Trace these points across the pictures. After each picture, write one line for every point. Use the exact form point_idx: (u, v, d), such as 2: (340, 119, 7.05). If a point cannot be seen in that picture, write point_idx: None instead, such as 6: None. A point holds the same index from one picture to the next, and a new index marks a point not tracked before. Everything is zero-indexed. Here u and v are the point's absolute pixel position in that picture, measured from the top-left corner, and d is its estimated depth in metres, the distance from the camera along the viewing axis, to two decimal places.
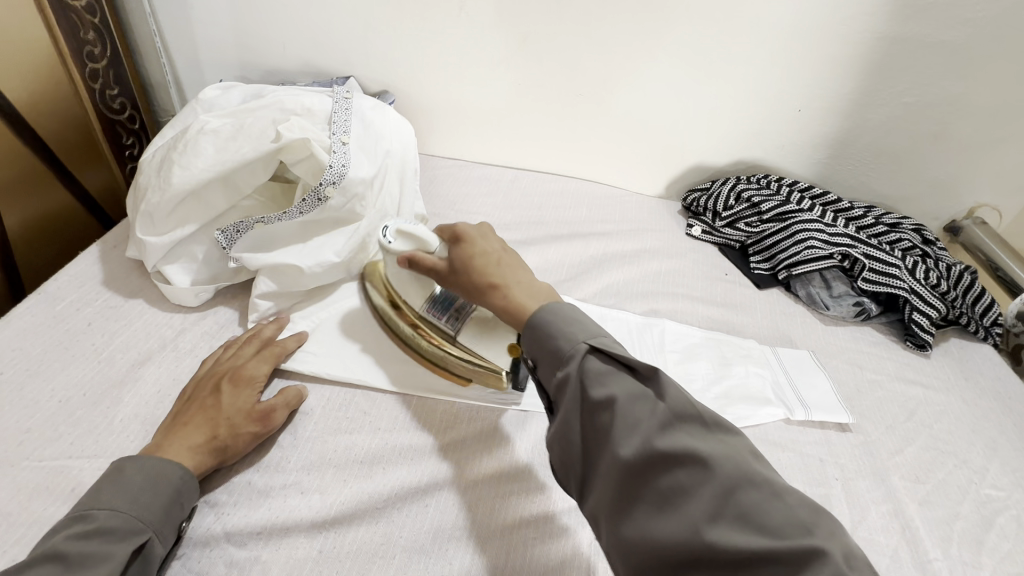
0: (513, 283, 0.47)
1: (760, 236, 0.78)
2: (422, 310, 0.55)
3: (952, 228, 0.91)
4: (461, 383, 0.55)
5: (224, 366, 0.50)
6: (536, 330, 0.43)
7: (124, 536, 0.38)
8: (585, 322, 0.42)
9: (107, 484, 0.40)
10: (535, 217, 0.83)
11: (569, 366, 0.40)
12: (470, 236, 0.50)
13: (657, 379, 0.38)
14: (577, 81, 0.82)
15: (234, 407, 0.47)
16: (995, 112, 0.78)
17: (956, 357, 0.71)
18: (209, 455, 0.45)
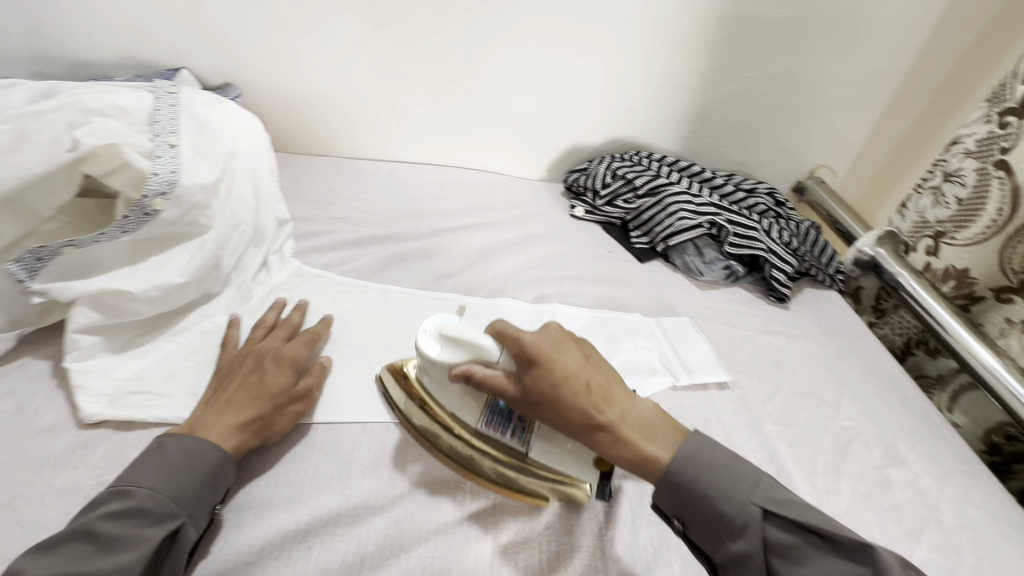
0: (622, 410, 0.42)
1: (637, 211, 0.81)
2: (479, 424, 0.47)
3: (799, 189, 1.01)
4: (534, 505, 0.46)
5: (264, 346, 0.50)
6: (687, 497, 0.40)
7: (158, 519, 0.37)
8: (734, 469, 0.40)
9: (149, 462, 0.40)
10: (417, 211, 0.78)
11: (747, 543, 0.38)
12: (548, 353, 0.42)
13: (856, 555, 0.36)
14: (443, 67, 0.78)
15: (277, 385, 0.47)
16: (822, 83, 0.86)
17: (810, 306, 0.79)
18: (250, 433, 0.44)
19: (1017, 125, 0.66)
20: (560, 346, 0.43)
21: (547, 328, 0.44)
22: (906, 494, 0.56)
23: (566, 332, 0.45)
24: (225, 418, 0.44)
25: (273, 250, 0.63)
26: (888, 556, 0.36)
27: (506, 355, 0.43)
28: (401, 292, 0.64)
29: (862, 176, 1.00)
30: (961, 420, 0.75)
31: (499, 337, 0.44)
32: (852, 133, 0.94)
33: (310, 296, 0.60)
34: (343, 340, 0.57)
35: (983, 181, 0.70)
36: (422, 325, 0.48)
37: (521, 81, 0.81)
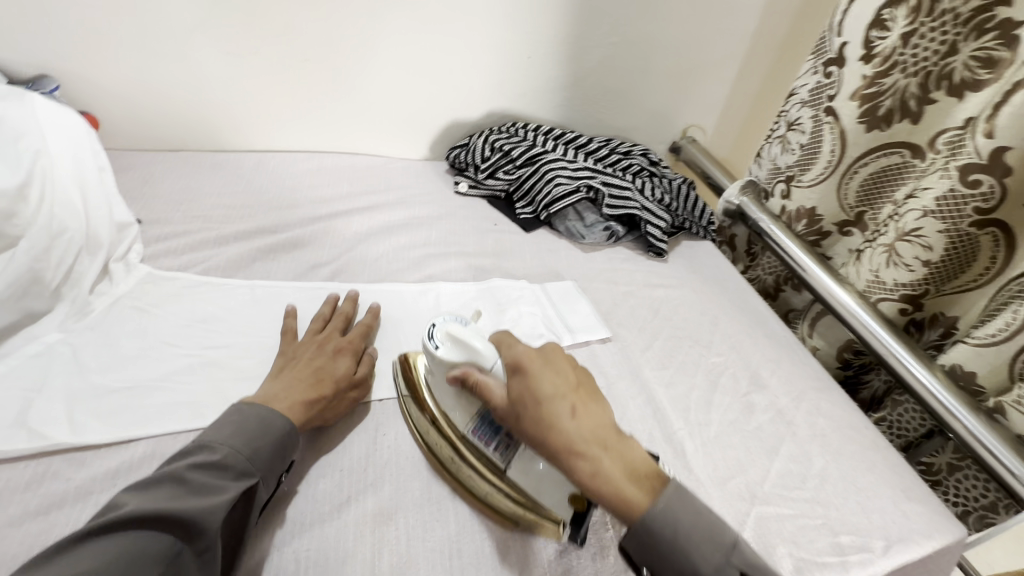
0: (611, 447, 0.37)
1: (519, 181, 0.82)
2: (466, 429, 0.46)
3: (674, 149, 1.07)
4: (503, 523, 0.45)
5: (327, 336, 0.53)
6: (642, 540, 0.35)
7: (238, 474, 0.40)
8: (676, 497, 0.35)
9: (227, 423, 0.43)
10: (288, 201, 0.74)
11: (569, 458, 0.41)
12: (535, 365, 0.40)
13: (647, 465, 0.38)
14: (299, 44, 0.75)
15: (338, 371, 0.50)
16: (680, 46, 0.91)
17: (685, 257, 0.84)
18: (315, 410, 0.47)
19: (839, 74, 0.74)
20: (550, 363, 0.41)
21: (546, 345, 0.43)
22: (768, 415, 0.62)
23: (564, 353, 0.42)
24: (292, 396, 0.46)
25: (115, 257, 0.57)
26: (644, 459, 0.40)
27: (501, 363, 0.44)
28: (270, 286, 0.61)
29: (728, 132, 1.08)
30: (820, 343, 0.83)
31: (501, 345, 0.45)
32: (714, 91, 1.00)
33: (164, 301, 0.56)
34: (204, 343, 0.53)
35: (817, 127, 0.78)
36: (431, 322, 0.49)
37: (386, 56, 0.79)
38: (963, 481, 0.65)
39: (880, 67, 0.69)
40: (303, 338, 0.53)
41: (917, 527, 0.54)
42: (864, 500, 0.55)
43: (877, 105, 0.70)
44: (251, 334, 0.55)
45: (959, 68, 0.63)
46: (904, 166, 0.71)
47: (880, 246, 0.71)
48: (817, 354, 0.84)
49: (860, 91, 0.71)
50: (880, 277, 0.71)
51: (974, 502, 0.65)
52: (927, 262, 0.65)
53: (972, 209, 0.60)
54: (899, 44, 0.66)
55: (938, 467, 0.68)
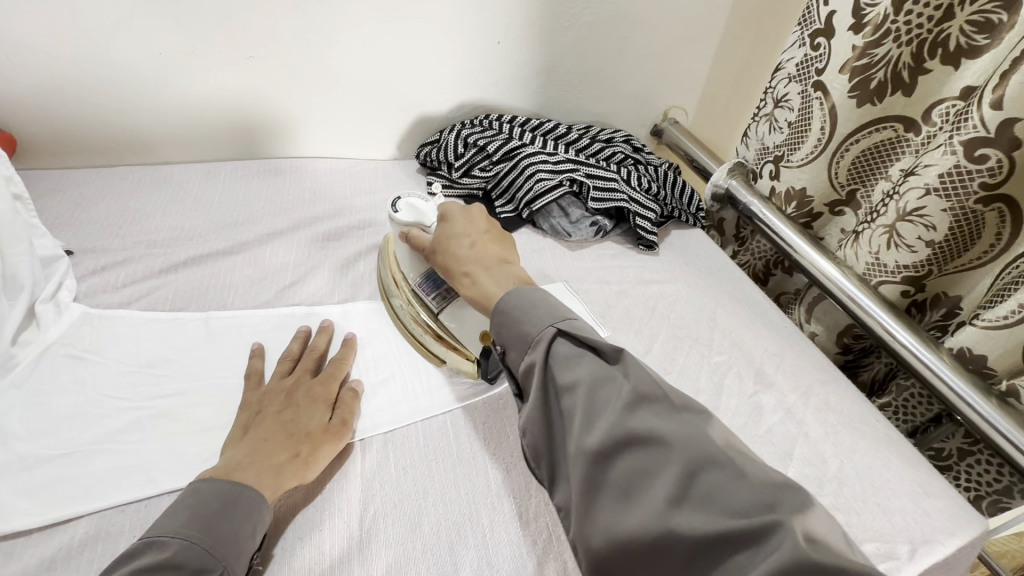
0: (492, 268, 0.49)
1: (497, 178, 0.76)
2: (414, 281, 0.55)
3: (656, 132, 1.02)
4: (437, 363, 0.54)
5: (296, 382, 0.48)
6: (500, 317, 0.43)
7: (193, 572, 0.34)
8: (546, 307, 0.43)
9: (182, 509, 0.37)
10: (245, 215, 0.67)
11: (537, 353, 0.39)
12: (457, 217, 0.53)
13: (622, 363, 0.38)
14: (239, 37, 0.67)
15: (312, 423, 0.44)
16: (658, 22, 0.86)
17: (677, 248, 0.80)
18: (289, 474, 0.41)
19: (827, 46, 0.70)
20: (467, 214, 0.54)
21: (474, 205, 0.55)
22: (777, 416, 0.59)
23: (484, 212, 0.55)
24: (257, 462, 0.41)
25: (42, 298, 0.50)
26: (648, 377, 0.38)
27: (438, 220, 0.54)
28: (227, 316, 0.54)
29: (710, 112, 1.03)
30: (818, 329, 0.80)
31: (440, 211, 0.55)
32: (694, 69, 0.95)
33: (104, 345, 0.49)
34: (153, 391, 0.47)
35: (806, 103, 0.74)
36: (397, 195, 0.57)
37: (340, 47, 0.72)
38: (976, 465, 0.63)
39: (871, 36, 0.64)
40: (271, 385, 0.48)
41: (940, 525, 0.51)
42: (883, 501, 0.52)
43: (869, 78, 0.67)
44: (208, 375, 0.49)
45: (953, 35, 0.60)
46: (897, 140, 0.68)
47: (879, 227, 0.67)
48: (816, 340, 0.81)
49: (850, 64, 0.67)
50: (880, 259, 0.68)
51: (986, 485, 0.63)
52: (931, 242, 0.62)
53: (977, 185, 0.57)
54: (892, 11, 0.61)
55: (948, 452, 0.66)
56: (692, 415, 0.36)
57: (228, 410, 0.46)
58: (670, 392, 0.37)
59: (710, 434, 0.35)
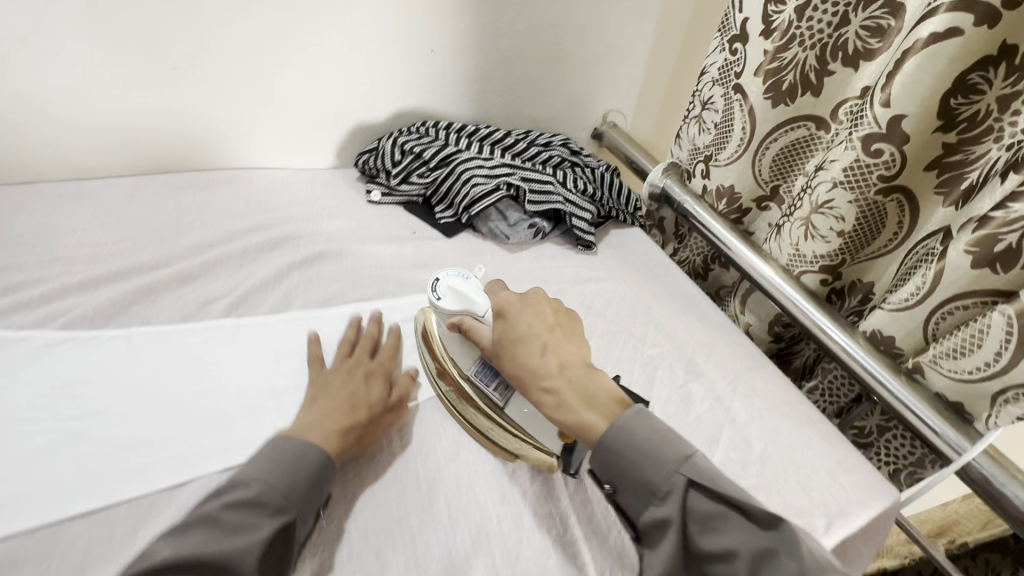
0: (575, 379, 0.46)
1: (435, 184, 0.77)
2: (469, 371, 0.52)
3: (596, 135, 1.05)
4: (507, 459, 0.49)
5: (358, 359, 0.52)
6: (608, 457, 0.41)
7: (275, 510, 0.38)
8: (664, 443, 0.40)
9: (263, 458, 0.41)
10: (172, 228, 0.66)
11: (670, 505, 0.38)
12: (516, 313, 0.50)
13: (778, 530, 0.36)
14: (163, 50, 0.67)
15: (373, 398, 0.48)
16: (590, 30, 0.89)
17: (615, 246, 0.83)
18: (350, 442, 0.45)
19: (743, 51, 0.73)
20: (531, 307, 0.50)
21: (533, 292, 0.52)
22: (706, 404, 0.61)
23: (544, 299, 0.52)
24: (329, 426, 0.45)
25: None
26: (805, 541, 0.36)
27: (492, 310, 0.51)
28: (150, 332, 0.53)
29: (647, 115, 1.07)
30: (752, 319, 0.84)
31: (490, 297, 0.52)
32: (628, 74, 0.98)
33: (14, 367, 0.48)
34: (67, 412, 0.45)
35: (728, 106, 0.77)
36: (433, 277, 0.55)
37: (272, 60, 0.73)
38: (893, 441, 0.67)
39: (779, 42, 0.68)
40: (334, 362, 0.52)
41: (855, 497, 0.55)
42: (804, 479, 0.55)
43: (781, 79, 0.70)
44: (127, 392, 0.48)
45: (852, 39, 0.64)
46: (811, 138, 0.72)
47: (797, 220, 0.71)
48: (750, 329, 0.84)
49: (764, 67, 0.70)
50: (799, 250, 0.72)
51: (903, 459, 0.67)
52: (841, 232, 0.66)
53: (876, 178, 0.61)
54: (795, 18, 0.65)
55: (868, 430, 0.70)
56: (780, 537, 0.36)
57: (147, 427, 0.46)
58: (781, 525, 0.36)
59: None
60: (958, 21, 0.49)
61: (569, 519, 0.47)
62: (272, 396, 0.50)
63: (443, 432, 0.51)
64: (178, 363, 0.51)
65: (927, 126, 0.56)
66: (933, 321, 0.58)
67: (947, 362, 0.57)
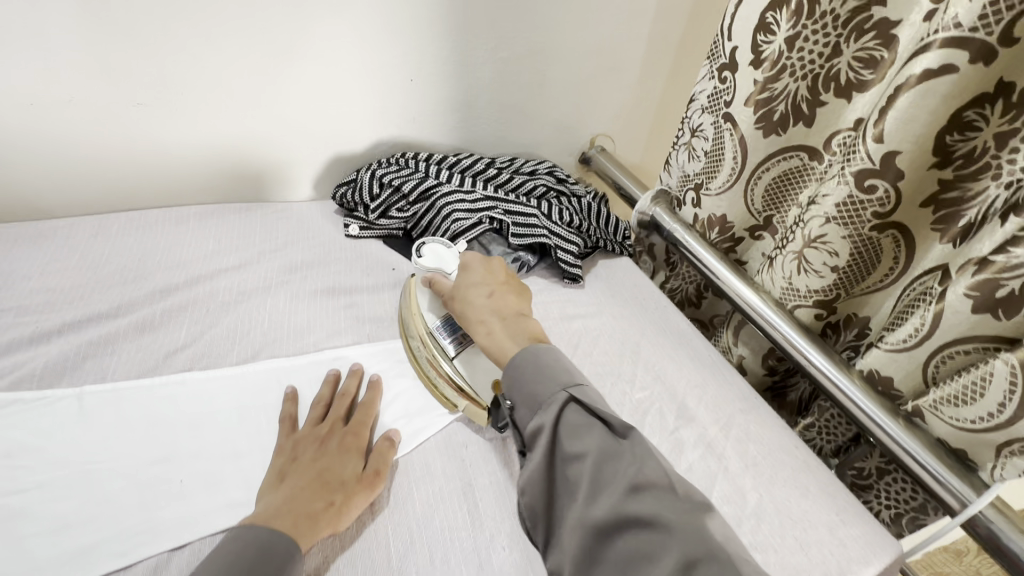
0: (510, 320, 0.54)
1: (415, 219, 0.75)
2: (433, 323, 0.59)
3: (583, 160, 1.03)
4: (448, 407, 0.55)
5: (331, 426, 0.49)
6: (512, 375, 0.47)
7: None
8: (551, 361, 0.47)
9: (221, 556, 0.37)
10: (136, 270, 0.63)
11: (546, 414, 0.43)
12: (475, 267, 0.59)
13: (630, 438, 0.41)
14: (128, 86, 0.64)
15: (346, 471, 0.45)
16: (574, 55, 0.87)
17: (603, 278, 0.80)
18: (323, 522, 0.42)
19: (732, 79, 0.71)
20: (488, 265, 0.60)
21: (495, 261, 0.62)
22: (698, 452, 0.58)
23: (504, 267, 0.61)
24: (296, 510, 0.42)
25: None
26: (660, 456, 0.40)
27: (459, 267, 0.61)
28: (104, 390, 0.49)
29: (636, 138, 1.05)
30: (745, 352, 0.81)
31: (460, 262, 0.66)
32: (615, 98, 0.96)
33: None
34: (7, 486, 0.42)
35: (718, 134, 0.75)
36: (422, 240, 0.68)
37: (244, 92, 0.71)
38: (892, 484, 0.64)
39: (770, 71, 0.66)
40: (304, 432, 0.49)
41: (856, 554, 0.52)
42: (801, 534, 0.52)
43: (772, 110, 0.68)
44: (75, 460, 0.44)
45: (844, 69, 0.62)
46: (804, 168, 0.69)
47: (790, 253, 0.69)
48: (743, 362, 0.82)
49: (753, 98, 0.68)
50: (793, 284, 0.70)
51: (903, 504, 0.64)
52: (836, 267, 0.64)
53: (871, 214, 0.58)
54: (785, 49, 0.64)
55: (868, 472, 0.67)
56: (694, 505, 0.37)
57: (94, 500, 0.42)
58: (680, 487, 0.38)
59: (711, 530, 0.36)
60: (952, 58, 0.47)
61: None
62: (233, 459, 0.47)
63: (415, 495, 0.48)
64: (132, 425, 0.47)
65: (922, 162, 0.54)
66: (933, 364, 0.56)
67: (948, 409, 0.54)
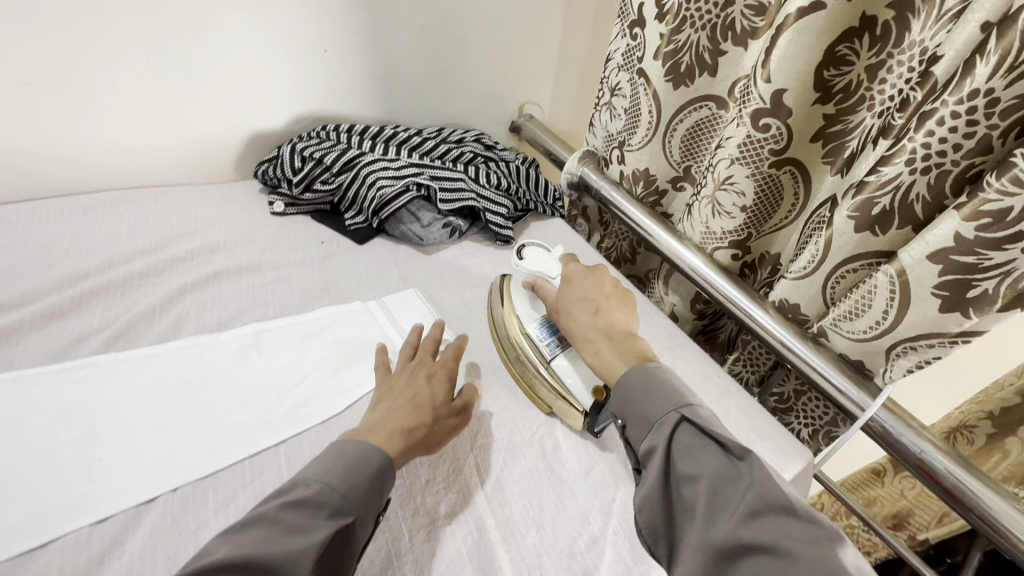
0: (617, 338, 0.50)
1: (341, 190, 0.74)
2: (529, 327, 0.58)
3: (514, 128, 1.05)
4: (543, 409, 0.55)
5: (421, 360, 0.51)
6: (618, 390, 0.46)
7: (331, 514, 0.37)
8: (671, 389, 0.44)
9: (325, 458, 0.40)
10: (40, 260, 0.60)
11: (660, 435, 0.41)
12: (576, 279, 0.55)
13: (749, 459, 0.38)
14: (8, 68, 0.60)
15: (435, 399, 0.48)
16: (491, 21, 0.87)
17: (535, 239, 0.82)
18: (415, 442, 0.45)
19: (642, 34, 0.73)
20: (592, 277, 0.56)
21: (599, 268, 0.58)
22: None
23: (607, 274, 0.57)
24: (390, 427, 0.44)
25: None
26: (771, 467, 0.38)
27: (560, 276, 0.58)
28: (9, 379, 0.47)
29: (562, 106, 1.07)
30: (675, 299, 0.85)
31: (563, 266, 0.59)
32: (537, 65, 0.98)
33: None
34: None
35: (634, 90, 0.78)
36: (522, 245, 0.64)
37: (146, 72, 0.67)
38: (808, 404, 0.69)
39: (673, 23, 0.68)
40: (399, 366, 0.51)
41: (771, 463, 0.56)
42: None
43: (679, 62, 0.71)
44: None
45: (739, 18, 0.65)
46: (714, 119, 0.74)
47: (704, 198, 0.73)
48: (675, 310, 0.86)
49: (661, 51, 0.70)
50: (710, 228, 0.74)
51: (819, 420, 0.69)
52: (744, 207, 0.68)
53: (768, 152, 0.62)
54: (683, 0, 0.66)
55: (786, 395, 0.73)
56: (826, 535, 0.34)
57: (5, 487, 0.41)
58: (803, 506, 0.36)
59: (843, 560, 0.33)
60: None
61: (486, 522, 0.45)
62: (156, 433, 0.46)
63: None
64: (43, 411, 0.46)
65: (807, 99, 0.58)
66: (830, 286, 0.60)
67: (845, 324, 0.59)
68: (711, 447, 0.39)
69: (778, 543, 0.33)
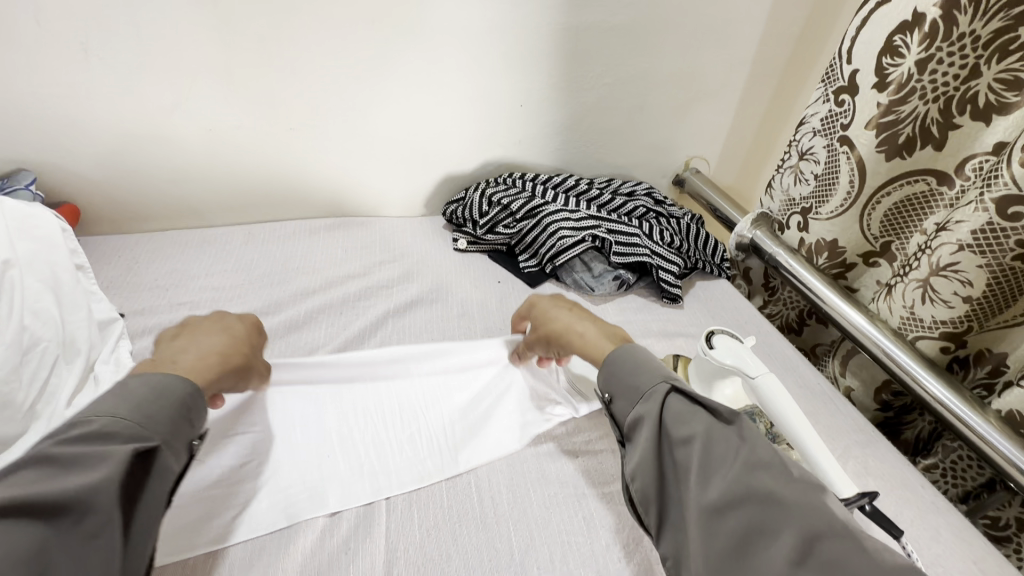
0: (597, 330, 0.55)
1: (520, 235, 0.78)
2: None
3: (677, 181, 1.03)
4: None
5: (222, 308, 0.53)
6: (610, 369, 0.49)
7: (128, 439, 0.36)
8: (656, 366, 0.47)
9: (115, 395, 0.38)
10: (282, 273, 0.71)
11: (649, 405, 0.43)
12: (542, 297, 0.60)
13: (737, 423, 0.40)
14: (282, 114, 0.75)
15: (235, 338, 0.50)
16: (675, 80, 0.88)
17: (702, 299, 0.80)
18: (230, 370, 0.47)
19: (851, 102, 0.70)
20: (559, 296, 0.61)
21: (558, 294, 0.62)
22: None
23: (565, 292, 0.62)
24: (190, 356, 0.45)
25: (98, 359, 0.55)
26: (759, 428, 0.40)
27: (760, 375, 0.52)
28: None
29: (732, 161, 1.04)
30: (854, 383, 0.77)
31: (759, 361, 0.53)
32: (713, 121, 0.97)
33: None
34: None
35: (832, 156, 0.74)
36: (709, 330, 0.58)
37: (375, 118, 0.79)
38: None
39: (896, 94, 0.64)
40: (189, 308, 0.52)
41: None
42: None
43: (896, 132, 0.66)
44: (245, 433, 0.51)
45: (983, 91, 0.59)
46: (932, 193, 0.66)
47: (912, 280, 0.65)
48: (851, 394, 0.77)
49: (876, 120, 0.67)
50: (915, 313, 0.66)
51: None
52: (968, 297, 0.60)
53: (1013, 242, 0.55)
54: (915, 71, 0.62)
55: (1006, 522, 0.63)
56: (811, 483, 0.36)
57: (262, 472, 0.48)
58: (793, 464, 0.37)
59: (830, 505, 0.34)
60: None
61: None
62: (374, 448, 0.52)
63: (531, 497, 0.50)
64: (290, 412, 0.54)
65: None
66: None
67: None
68: (705, 410, 0.41)
69: (772, 492, 0.35)
